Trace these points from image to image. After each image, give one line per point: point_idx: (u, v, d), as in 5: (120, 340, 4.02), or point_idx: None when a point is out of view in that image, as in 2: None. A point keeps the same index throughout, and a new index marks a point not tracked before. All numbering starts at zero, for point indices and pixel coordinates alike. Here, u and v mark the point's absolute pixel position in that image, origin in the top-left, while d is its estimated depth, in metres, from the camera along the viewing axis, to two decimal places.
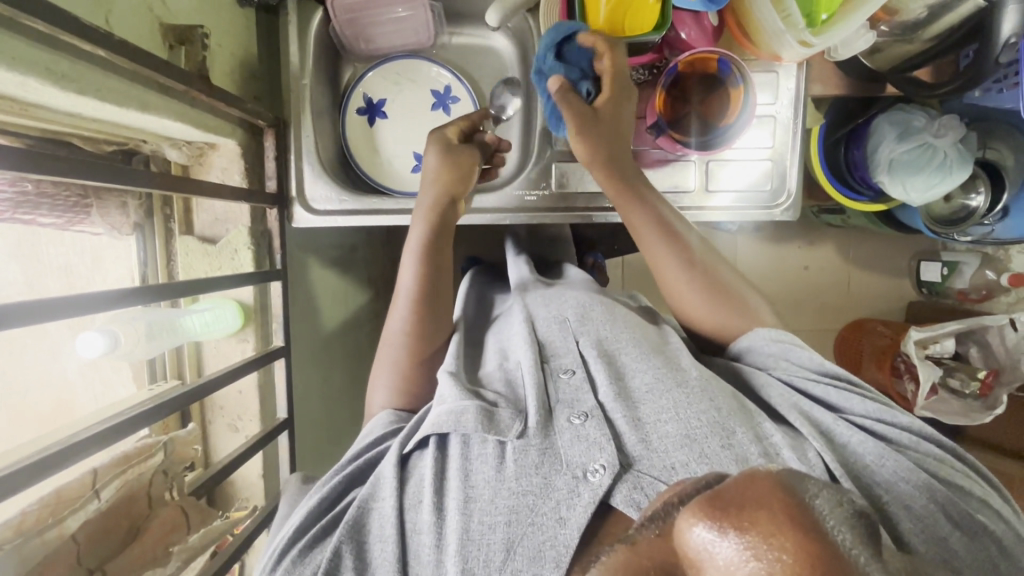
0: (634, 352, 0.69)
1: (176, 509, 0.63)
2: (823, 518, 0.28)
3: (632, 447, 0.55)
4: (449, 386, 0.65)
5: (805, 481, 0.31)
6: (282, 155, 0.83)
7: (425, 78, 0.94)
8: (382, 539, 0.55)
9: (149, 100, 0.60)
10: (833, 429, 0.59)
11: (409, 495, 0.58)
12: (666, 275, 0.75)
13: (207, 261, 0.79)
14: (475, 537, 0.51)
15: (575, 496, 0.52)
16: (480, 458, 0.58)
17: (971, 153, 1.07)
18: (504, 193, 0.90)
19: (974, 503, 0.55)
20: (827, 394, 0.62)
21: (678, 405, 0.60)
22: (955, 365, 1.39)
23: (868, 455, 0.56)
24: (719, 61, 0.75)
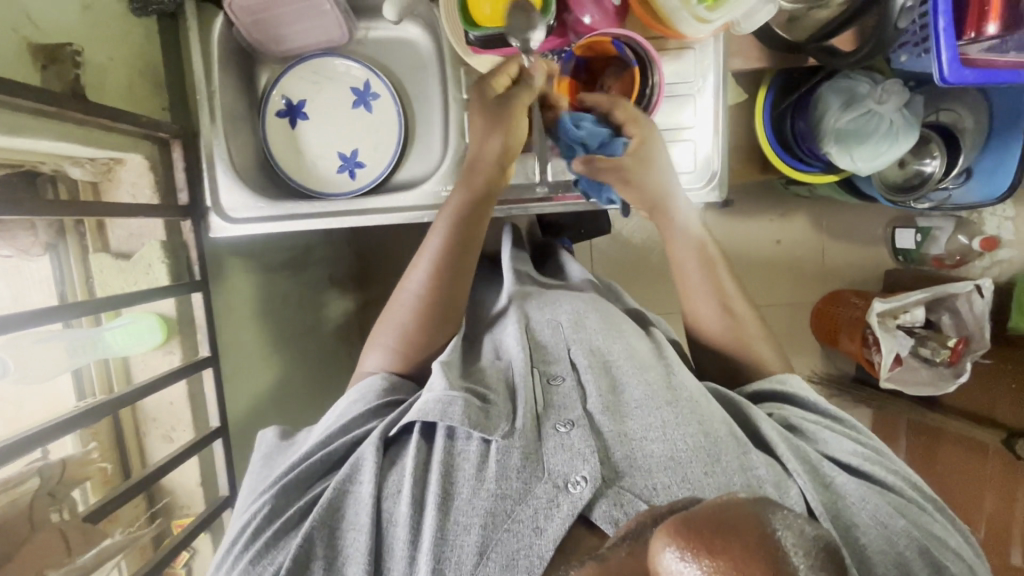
0: (628, 365, 0.68)
1: (54, 533, 0.60)
2: (787, 552, 0.28)
3: (616, 463, 0.57)
4: (440, 376, 0.65)
5: (778, 511, 0.31)
6: (193, 165, 0.82)
7: (343, 76, 0.92)
8: (355, 526, 0.56)
9: (17, 124, 0.59)
10: (820, 460, 0.60)
11: (389, 484, 0.59)
12: (694, 298, 0.79)
13: (122, 276, 0.79)
14: (450, 538, 0.52)
15: (553, 506, 0.53)
16: (463, 454, 0.59)
17: (918, 116, 1.04)
18: (422, 190, 0.88)
19: (947, 553, 0.56)
20: (817, 431, 0.65)
21: (666, 424, 0.60)
22: (927, 334, 1.36)
23: (850, 494, 0.58)
24: (613, 44, 0.71)
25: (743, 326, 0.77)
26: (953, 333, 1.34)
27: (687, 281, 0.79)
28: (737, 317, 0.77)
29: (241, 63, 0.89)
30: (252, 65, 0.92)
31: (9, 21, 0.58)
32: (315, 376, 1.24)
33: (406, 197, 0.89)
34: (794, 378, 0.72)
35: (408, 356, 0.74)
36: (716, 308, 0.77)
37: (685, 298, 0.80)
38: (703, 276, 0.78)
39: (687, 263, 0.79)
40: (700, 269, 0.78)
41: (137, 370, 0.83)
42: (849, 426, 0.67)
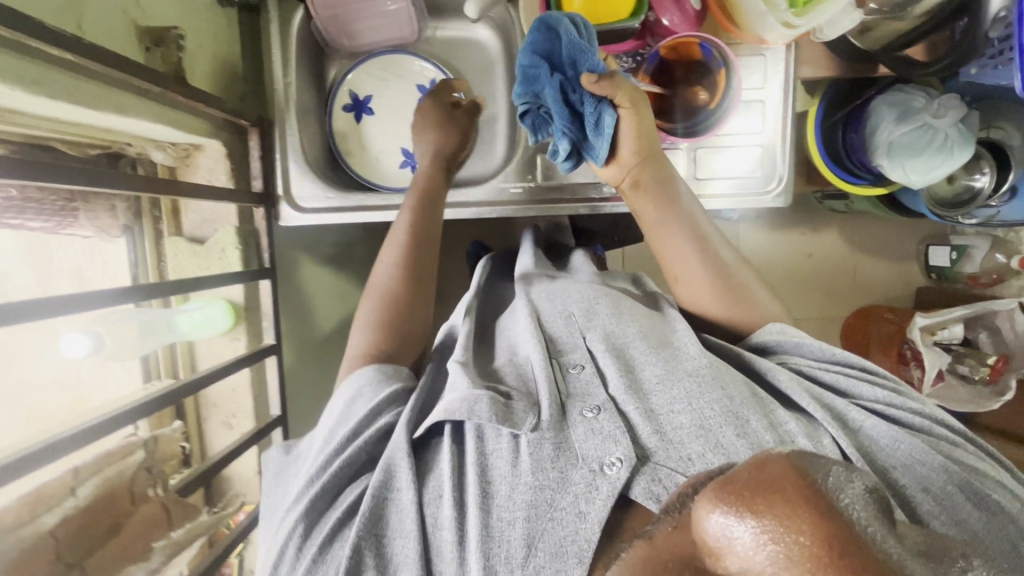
0: (642, 345, 0.66)
1: (157, 506, 0.64)
2: (837, 500, 0.26)
3: (647, 439, 0.55)
4: (461, 376, 0.63)
5: (817, 462, 0.28)
6: (268, 154, 0.83)
7: (411, 73, 0.93)
8: (403, 534, 0.54)
9: (126, 104, 0.60)
10: (846, 412, 0.59)
11: (428, 490, 0.56)
12: (671, 255, 0.74)
13: (195, 261, 0.80)
14: (495, 535, 0.50)
15: (593, 490, 0.51)
16: (495, 453, 0.57)
17: (973, 132, 1.03)
18: (490, 186, 0.89)
19: (992, 483, 0.54)
20: (838, 381, 0.62)
21: (691, 395, 0.59)
22: (965, 351, 1.34)
23: (883, 438, 0.56)
24: (701, 46, 0.72)
25: (732, 271, 0.72)
26: (990, 350, 1.34)
27: (669, 261, 0.74)
28: (726, 267, 0.72)
29: (313, 56, 0.90)
30: (321, 60, 0.93)
31: (122, 3, 0.59)
32: None
33: (474, 193, 0.89)
34: (792, 327, 0.68)
35: (394, 335, 0.73)
36: (709, 283, 0.71)
37: (671, 274, 0.75)
38: (687, 241, 0.72)
39: (667, 220, 0.73)
40: (689, 237, 0.72)
41: (201, 355, 0.84)
42: (866, 365, 0.65)
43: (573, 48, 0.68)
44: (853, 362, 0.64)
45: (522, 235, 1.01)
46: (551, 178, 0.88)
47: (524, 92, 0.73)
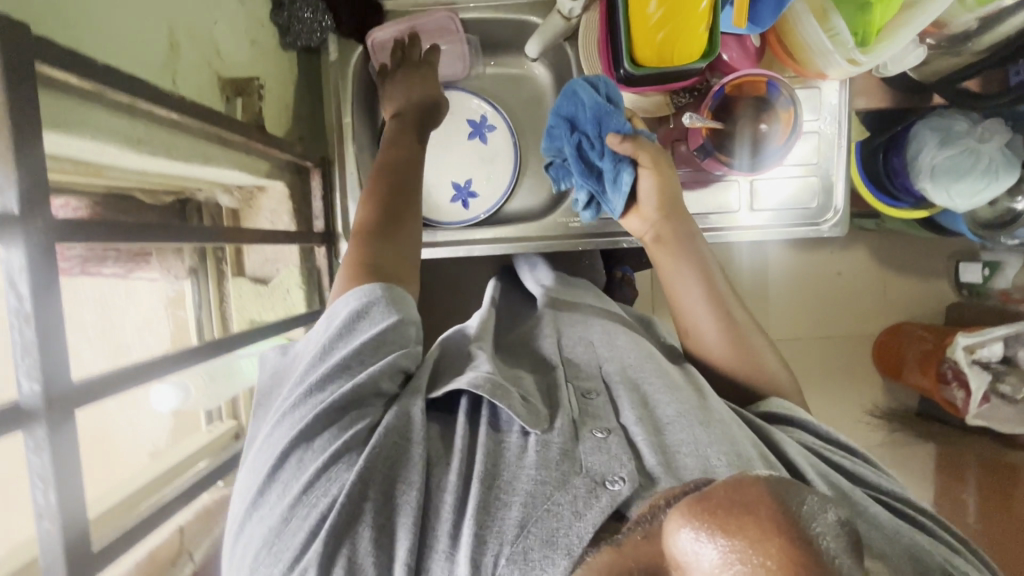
0: (659, 383, 0.63)
1: None
2: (812, 528, 0.27)
3: (653, 469, 0.51)
4: (486, 361, 0.61)
5: (796, 489, 0.30)
6: (327, 193, 0.84)
7: (464, 109, 0.93)
8: (408, 485, 0.49)
9: (209, 153, 0.60)
10: (851, 489, 0.54)
11: (436, 454, 0.53)
12: (679, 291, 0.73)
13: (259, 301, 0.80)
14: (494, 513, 0.46)
15: (591, 497, 0.47)
16: (506, 444, 0.53)
17: (1018, 156, 1.04)
18: (549, 221, 0.91)
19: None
20: (847, 466, 0.58)
21: (699, 438, 0.55)
22: (1005, 369, 1.32)
23: (888, 523, 0.50)
24: (768, 83, 0.73)
25: (745, 328, 0.71)
26: None
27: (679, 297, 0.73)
28: (737, 325, 0.71)
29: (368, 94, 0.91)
30: None
31: (207, 56, 0.60)
32: None
33: (530, 228, 0.91)
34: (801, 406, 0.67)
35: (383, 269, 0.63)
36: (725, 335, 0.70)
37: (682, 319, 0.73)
38: (699, 286, 0.71)
39: (681, 256, 0.72)
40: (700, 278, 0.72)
41: None
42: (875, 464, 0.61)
43: (595, 110, 0.72)
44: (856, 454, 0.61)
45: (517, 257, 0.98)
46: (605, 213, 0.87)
47: (549, 147, 0.78)
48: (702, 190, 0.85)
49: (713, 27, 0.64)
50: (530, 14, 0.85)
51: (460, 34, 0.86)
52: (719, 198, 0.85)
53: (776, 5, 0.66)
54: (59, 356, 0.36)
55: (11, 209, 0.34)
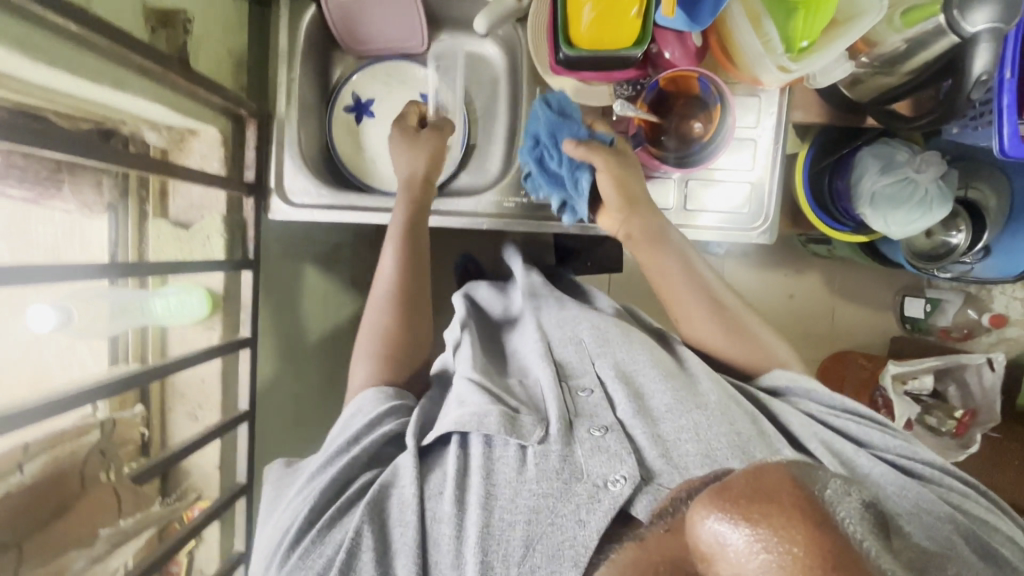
0: (654, 373, 0.69)
1: (109, 493, 0.60)
2: (833, 509, 0.30)
3: (653, 462, 0.58)
4: (471, 390, 0.67)
5: (818, 476, 0.32)
6: (263, 146, 0.83)
7: (414, 81, 0.94)
8: (402, 524, 0.57)
9: (123, 79, 0.59)
10: (853, 457, 0.62)
11: (431, 485, 0.60)
12: (664, 281, 0.77)
13: (178, 245, 0.79)
14: (496, 533, 0.53)
15: (594, 502, 0.54)
16: (502, 459, 0.60)
17: (951, 190, 1.07)
18: (481, 198, 0.88)
19: (994, 535, 0.56)
20: (848, 428, 0.66)
21: (699, 425, 0.62)
22: (932, 403, 1.34)
23: (890, 486, 0.59)
24: (699, 80, 0.75)
25: (743, 319, 0.76)
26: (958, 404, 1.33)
27: (671, 296, 0.77)
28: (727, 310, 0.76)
29: (319, 55, 0.90)
30: (329, 56, 0.94)
31: None
32: (331, 376, 1.20)
33: (465, 203, 0.89)
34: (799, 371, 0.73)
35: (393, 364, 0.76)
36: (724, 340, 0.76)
37: (677, 314, 0.78)
38: (703, 311, 0.76)
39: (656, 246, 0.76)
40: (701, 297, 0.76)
41: (173, 342, 0.81)
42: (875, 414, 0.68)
43: (551, 125, 0.76)
44: (856, 411, 0.68)
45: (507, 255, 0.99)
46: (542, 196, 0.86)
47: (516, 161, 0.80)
48: None
49: (644, 13, 0.66)
50: None
51: (420, 35, 0.90)
52: (654, 194, 0.86)
53: (713, 8, 0.68)
54: None
55: None
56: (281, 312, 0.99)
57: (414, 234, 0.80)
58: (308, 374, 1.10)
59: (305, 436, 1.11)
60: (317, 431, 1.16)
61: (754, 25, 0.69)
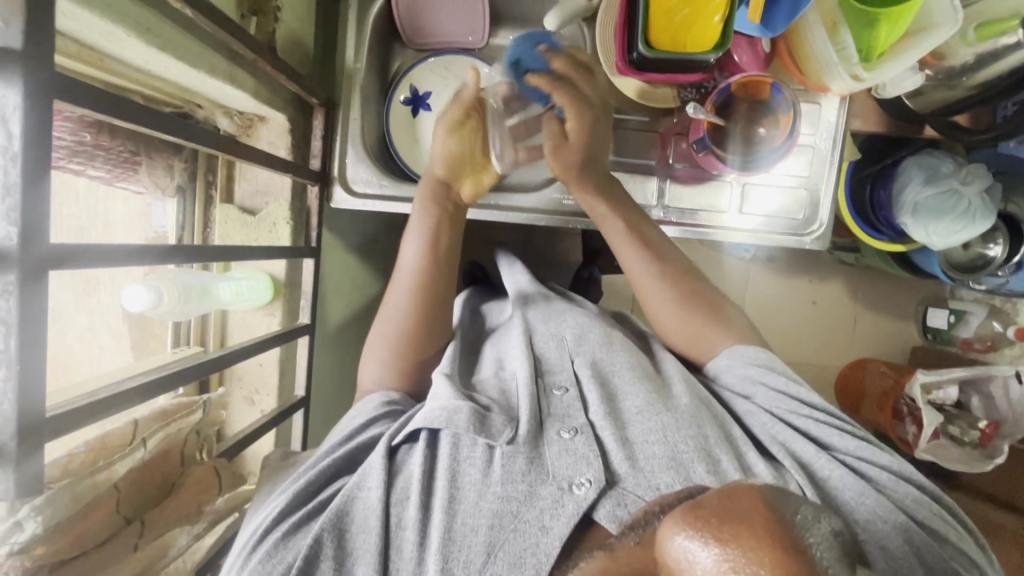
0: (628, 374, 0.68)
1: (209, 469, 0.57)
2: (804, 536, 0.29)
3: (618, 465, 0.56)
4: (444, 386, 0.65)
5: (784, 502, 0.31)
6: (328, 135, 0.84)
7: (472, 76, 0.92)
8: (365, 530, 0.54)
9: (215, 64, 0.60)
10: (812, 463, 0.60)
11: (396, 490, 0.57)
12: (642, 284, 0.78)
13: (245, 231, 0.80)
14: (457, 539, 0.52)
15: (558, 506, 0.53)
16: (468, 460, 0.58)
17: (994, 204, 1.07)
18: (541, 194, 0.90)
19: (952, 551, 0.55)
20: (809, 427, 0.63)
21: (667, 427, 0.60)
22: (956, 413, 1.30)
23: (848, 491, 0.56)
24: (771, 86, 0.76)
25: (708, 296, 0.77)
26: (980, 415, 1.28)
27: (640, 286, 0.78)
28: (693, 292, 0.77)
29: (383, 47, 0.91)
30: (389, 48, 0.94)
31: None
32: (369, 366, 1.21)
33: (523, 198, 0.89)
34: (775, 361, 0.71)
35: (408, 375, 0.75)
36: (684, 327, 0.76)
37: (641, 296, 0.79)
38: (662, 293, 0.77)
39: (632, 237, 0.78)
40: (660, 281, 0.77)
41: (234, 327, 0.82)
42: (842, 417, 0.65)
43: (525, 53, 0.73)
44: (820, 406, 0.65)
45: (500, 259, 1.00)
46: None
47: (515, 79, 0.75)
48: (697, 187, 0.87)
49: (728, 19, 0.66)
50: None
51: (481, 31, 0.90)
52: (711, 197, 0.87)
53: (789, 12, 0.68)
54: (39, 205, 0.36)
55: (12, 44, 0.33)
56: (333, 301, 1.00)
57: (436, 263, 0.78)
58: (350, 364, 1.11)
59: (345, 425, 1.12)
60: None
61: (829, 32, 0.70)
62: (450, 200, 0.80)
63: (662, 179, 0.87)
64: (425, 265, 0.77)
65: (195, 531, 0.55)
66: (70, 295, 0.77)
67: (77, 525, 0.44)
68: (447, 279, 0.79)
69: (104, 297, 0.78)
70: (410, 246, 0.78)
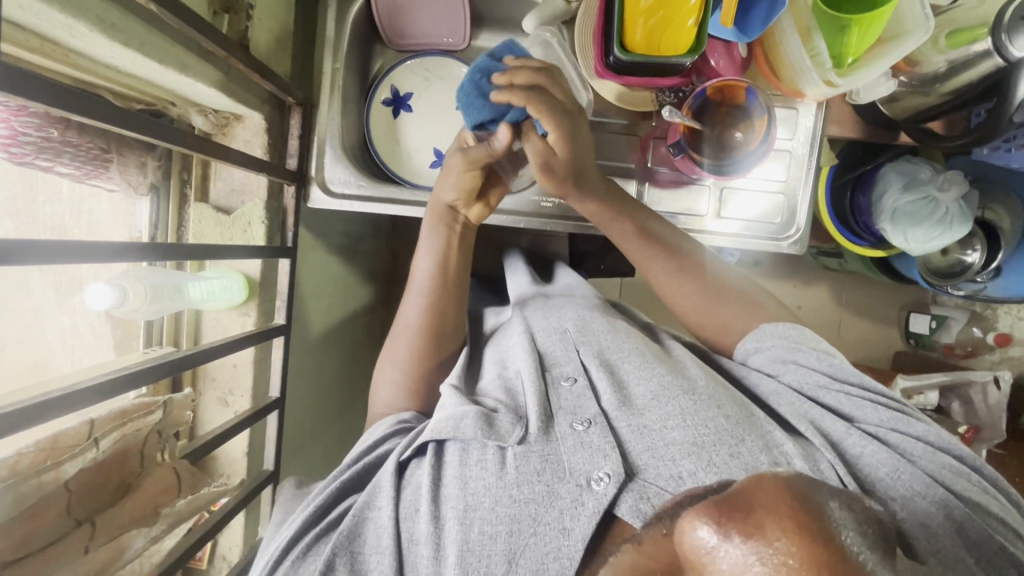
0: (637, 361, 0.67)
1: (169, 470, 0.57)
2: (837, 529, 0.30)
3: (637, 455, 0.56)
4: (451, 395, 0.64)
5: (812, 491, 0.32)
6: (306, 134, 0.83)
7: (454, 78, 0.92)
8: (377, 550, 0.54)
9: (185, 61, 0.60)
10: (843, 439, 0.59)
11: (407, 505, 0.57)
12: (660, 282, 0.77)
13: (219, 230, 0.79)
14: (477, 549, 0.51)
15: (577, 505, 0.52)
16: (479, 464, 0.57)
17: (972, 211, 1.08)
18: (520, 197, 0.89)
19: (991, 521, 0.53)
20: (838, 402, 0.62)
21: (685, 411, 0.59)
22: (936, 418, 1.28)
23: (882, 467, 0.56)
24: (746, 91, 0.76)
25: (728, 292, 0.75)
26: (961, 419, 1.28)
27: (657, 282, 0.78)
28: (710, 286, 0.75)
29: (364, 47, 0.91)
30: (370, 48, 0.93)
31: None
32: (351, 368, 1.19)
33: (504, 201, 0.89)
34: (806, 334, 0.69)
35: (419, 390, 0.73)
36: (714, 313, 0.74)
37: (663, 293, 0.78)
38: (686, 284, 0.76)
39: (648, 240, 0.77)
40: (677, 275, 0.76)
41: (208, 327, 0.82)
42: (876, 387, 0.64)
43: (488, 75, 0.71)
44: (852, 380, 0.64)
45: (510, 261, 1.02)
46: None
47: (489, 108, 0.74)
48: (673, 191, 0.87)
49: (701, 24, 0.67)
50: None
51: (463, 32, 0.90)
52: (689, 200, 0.88)
53: (764, 18, 0.68)
54: None
55: None
56: (312, 301, 0.99)
57: (445, 279, 0.78)
58: (331, 365, 1.09)
59: (324, 427, 1.11)
60: (333, 424, 1.15)
61: (802, 38, 0.71)
62: (458, 221, 0.79)
63: (642, 182, 0.87)
64: (433, 279, 0.77)
65: (152, 534, 0.55)
66: (51, 293, 0.78)
67: (24, 525, 0.45)
68: (459, 291, 0.79)
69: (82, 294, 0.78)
70: (423, 260, 0.78)
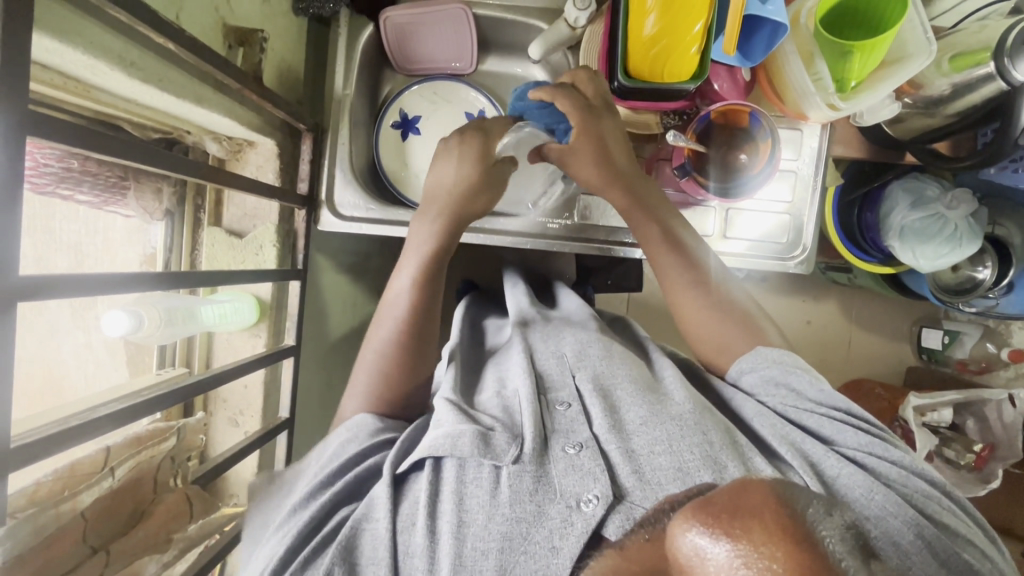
0: (630, 387, 0.68)
1: (181, 496, 0.58)
2: (817, 528, 0.31)
3: (625, 478, 0.55)
4: (446, 412, 0.64)
5: (792, 494, 0.33)
6: (317, 159, 0.85)
7: (460, 101, 0.94)
8: (375, 562, 0.53)
9: (200, 94, 0.62)
10: (822, 463, 0.58)
11: (404, 518, 0.57)
12: (679, 298, 0.77)
13: (231, 253, 0.81)
14: (468, 564, 0.51)
15: (567, 525, 0.52)
16: (474, 481, 0.57)
17: (981, 228, 1.07)
18: (527, 219, 0.90)
19: (962, 544, 0.53)
20: (820, 426, 0.62)
21: (672, 436, 0.59)
22: (951, 435, 1.27)
23: (857, 489, 0.55)
24: (750, 115, 0.77)
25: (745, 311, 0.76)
26: (976, 438, 1.26)
27: (679, 302, 0.77)
28: (728, 302, 0.75)
29: (373, 71, 0.92)
30: (379, 73, 0.95)
31: (216, 2, 0.64)
32: None
33: (510, 223, 0.90)
34: (794, 358, 0.70)
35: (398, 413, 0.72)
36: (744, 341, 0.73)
37: (680, 314, 0.77)
38: (703, 304, 0.75)
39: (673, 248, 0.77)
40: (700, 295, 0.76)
41: (220, 347, 0.83)
42: (858, 414, 0.64)
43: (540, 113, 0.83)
44: (837, 407, 0.64)
45: (506, 277, 1.03)
46: (585, 219, 0.89)
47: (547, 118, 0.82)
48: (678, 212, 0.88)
49: (704, 50, 0.68)
50: (538, 18, 0.87)
51: (469, 57, 0.92)
52: (695, 220, 0.88)
53: (766, 45, 0.70)
54: (9, 241, 0.36)
55: None
56: (321, 320, 1.00)
57: (426, 291, 0.77)
58: (339, 383, 1.10)
59: None
60: None
61: (805, 63, 0.72)
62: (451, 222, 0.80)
63: None
64: (414, 294, 0.76)
65: (164, 559, 0.56)
66: (68, 313, 0.80)
67: (37, 555, 0.45)
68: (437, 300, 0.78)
69: (96, 314, 0.80)
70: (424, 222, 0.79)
